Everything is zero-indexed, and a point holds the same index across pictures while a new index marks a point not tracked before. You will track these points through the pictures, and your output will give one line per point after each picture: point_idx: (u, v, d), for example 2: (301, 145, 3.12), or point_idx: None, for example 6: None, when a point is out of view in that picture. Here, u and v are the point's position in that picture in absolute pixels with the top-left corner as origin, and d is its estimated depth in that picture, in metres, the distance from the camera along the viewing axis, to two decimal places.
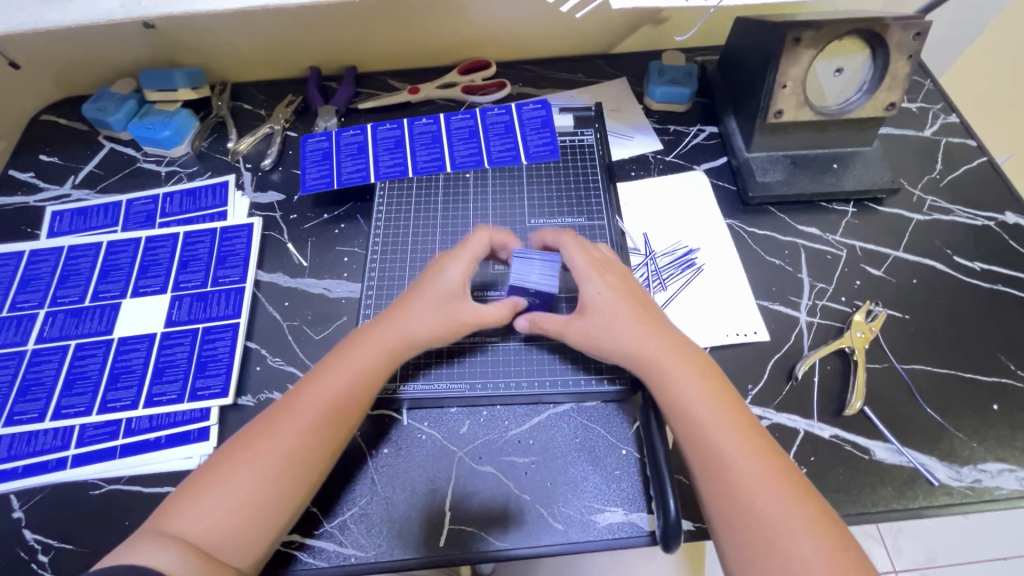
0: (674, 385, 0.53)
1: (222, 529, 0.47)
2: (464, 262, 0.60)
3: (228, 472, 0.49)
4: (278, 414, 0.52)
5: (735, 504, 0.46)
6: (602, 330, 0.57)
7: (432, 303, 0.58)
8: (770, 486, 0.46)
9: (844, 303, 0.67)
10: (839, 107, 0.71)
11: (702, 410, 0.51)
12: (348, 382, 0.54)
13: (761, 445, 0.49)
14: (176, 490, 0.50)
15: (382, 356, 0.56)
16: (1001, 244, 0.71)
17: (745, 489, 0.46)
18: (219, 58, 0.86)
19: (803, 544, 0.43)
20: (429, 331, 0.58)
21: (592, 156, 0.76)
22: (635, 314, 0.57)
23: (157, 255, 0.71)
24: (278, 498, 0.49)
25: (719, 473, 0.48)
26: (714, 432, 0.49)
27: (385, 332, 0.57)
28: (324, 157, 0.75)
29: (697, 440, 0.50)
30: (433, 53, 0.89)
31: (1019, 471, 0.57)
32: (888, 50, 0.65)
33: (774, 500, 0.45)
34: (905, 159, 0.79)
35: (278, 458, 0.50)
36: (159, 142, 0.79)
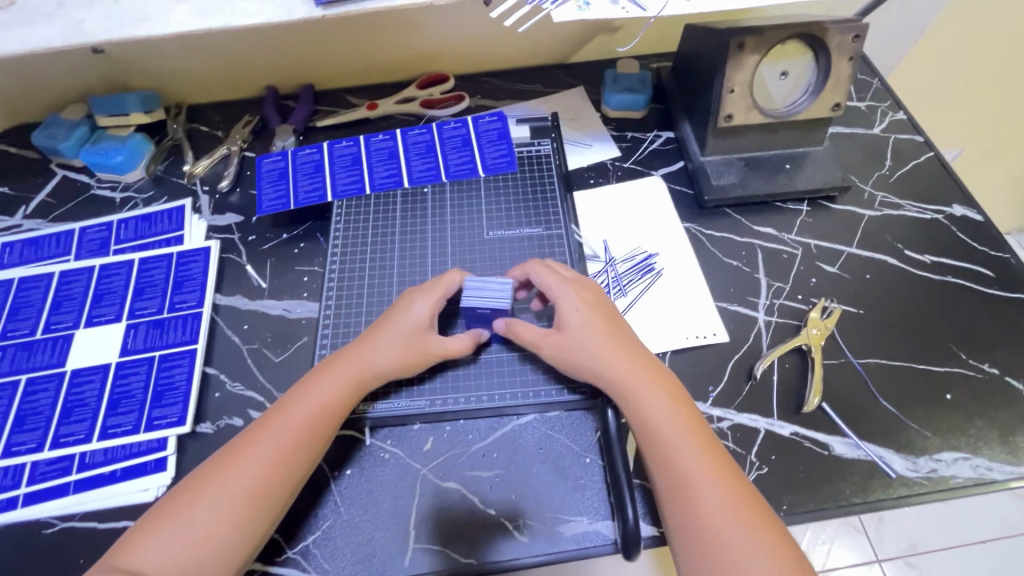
0: (643, 404, 0.53)
1: (181, 563, 0.46)
2: (433, 299, 0.61)
3: (190, 504, 0.48)
4: (245, 443, 0.52)
5: (695, 524, 0.47)
6: (576, 347, 0.57)
7: (402, 338, 0.59)
8: (728, 505, 0.47)
9: (800, 301, 0.68)
10: (787, 110, 0.72)
11: (670, 430, 0.51)
12: (318, 412, 0.54)
13: (723, 464, 0.50)
14: (133, 526, 0.49)
15: (353, 387, 0.56)
16: (949, 236, 0.73)
17: (707, 509, 0.47)
18: (173, 81, 0.85)
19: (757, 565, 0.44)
20: (396, 366, 0.58)
21: (549, 166, 0.77)
22: (604, 334, 0.58)
23: (111, 283, 0.70)
24: (241, 531, 0.48)
25: (682, 493, 0.48)
26: (681, 451, 0.50)
27: (359, 360, 0.57)
28: (280, 177, 0.74)
29: (662, 459, 0.50)
30: (391, 69, 0.89)
31: (972, 459, 0.58)
32: (829, 53, 0.67)
33: (733, 520, 0.46)
34: (856, 157, 0.80)
35: (242, 490, 0.49)
36: (113, 167, 0.78)
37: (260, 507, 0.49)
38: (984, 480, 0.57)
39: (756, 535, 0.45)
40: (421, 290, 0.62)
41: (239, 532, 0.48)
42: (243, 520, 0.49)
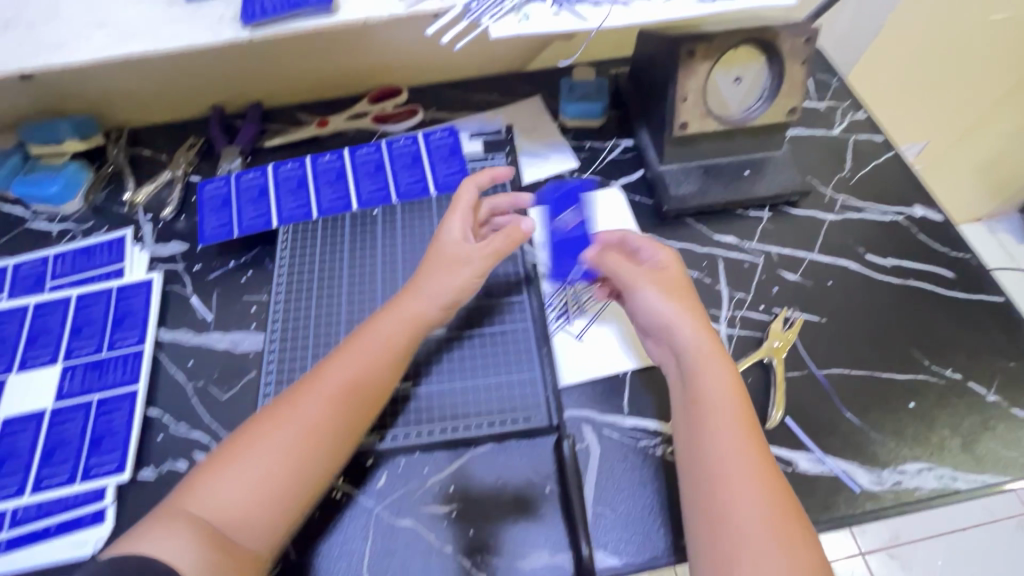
0: (704, 383, 0.51)
1: (242, 510, 0.46)
2: (458, 216, 0.61)
3: (251, 448, 0.48)
4: (300, 389, 0.52)
5: (725, 532, 0.43)
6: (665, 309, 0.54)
7: (447, 262, 0.59)
8: (768, 515, 0.43)
9: (762, 311, 0.67)
10: (742, 116, 0.70)
11: (724, 419, 0.48)
12: (377, 361, 0.54)
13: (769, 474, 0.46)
14: (198, 467, 0.48)
15: (408, 327, 0.57)
16: (910, 238, 0.72)
17: (743, 517, 0.43)
18: (111, 105, 0.81)
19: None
20: (446, 289, 0.58)
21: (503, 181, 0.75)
22: (687, 305, 0.55)
23: (46, 323, 0.67)
24: (300, 479, 0.48)
25: (718, 493, 0.45)
26: (724, 448, 0.47)
27: (412, 303, 0.57)
28: (223, 204, 0.72)
29: (709, 450, 0.47)
30: (342, 84, 0.86)
31: (936, 469, 0.57)
32: (782, 58, 0.66)
33: (765, 536, 0.42)
34: (816, 159, 0.79)
35: (309, 435, 0.49)
36: (48, 198, 0.75)
37: (317, 454, 0.49)
38: (948, 489, 0.56)
39: (788, 560, 0.41)
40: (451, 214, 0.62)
41: (301, 476, 0.48)
42: (303, 472, 0.48)
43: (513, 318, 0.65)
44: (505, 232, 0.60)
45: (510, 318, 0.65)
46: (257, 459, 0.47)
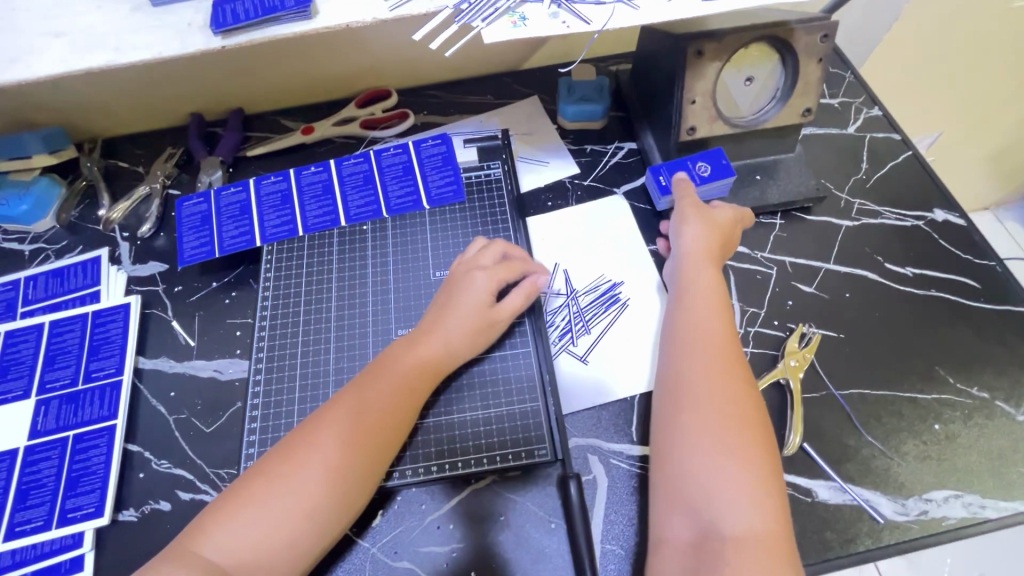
0: (689, 279, 0.58)
1: (250, 557, 0.45)
2: (494, 275, 0.59)
3: (263, 496, 0.47)
4: (313, 427, 0.50)
5: (682, 381, 0.50)
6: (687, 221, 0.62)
7: (471, 318, 0.58)
8: (717, 374, 0.50)
9: (777, 327, 0.63)
10: (753, 118, 0.67)
11: (699, 306, 0.55)
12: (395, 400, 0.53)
13: (731, 355, 0.51)
14: (211, 507, 0.48)
15: (426, 374, 0.55)
16: (931, 245, 0.68)
17: (694, 370, 0.50)
18: (83, 115, 0.77)
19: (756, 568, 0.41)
20: (467, 343, 0.57)
21: (500, 191, 0.71)
22: (715, 234, 0.61)
23: (18, 353, 0.63)
24: (311, 532, 0.47)
25: (680, 352, 0.52)
26: (695, 322, 0.54)
27: (433, 347, 0.56)
28: (202, 222, 0.68)
29: (681, 325, 0.54)
30: (327, 87, 0.81)
31: (964, 496, 0.54)
32: (797, 55, 0.61)
33: (710, 386, 0.49)
34: (830, 161, 0.75)
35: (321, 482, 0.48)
36: (18, 218, 0.70)
37: (326, 508, 0.47)
38: (977, 519, 0.53)
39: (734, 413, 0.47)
40: (484, 266, 0.61)
41: (311, 524, 0.47)
42: (314, 526, 0.47)
43: (512, 342, 0.61)
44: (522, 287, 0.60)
45: (509, 343, 0.61)
46: (266, 511, 0.46)
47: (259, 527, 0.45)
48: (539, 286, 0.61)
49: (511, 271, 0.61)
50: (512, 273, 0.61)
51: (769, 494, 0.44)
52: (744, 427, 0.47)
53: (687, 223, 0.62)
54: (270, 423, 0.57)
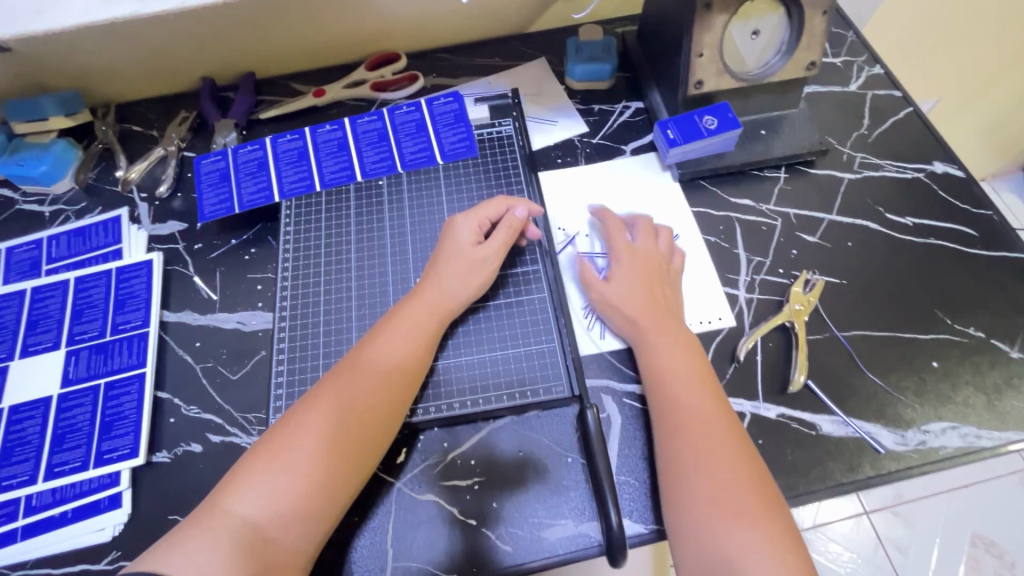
0: (656, 353, 0.55)
1: (279, 514, 0.45)
2: (475, 216, 0.62)
3: (287, 445, 0.48)
4: (325, 390, 0.52)
5: (704, 495, 0.46)
6: (615, 278, 0.60)
7: (460, 259, 0.60)
8: (721, 441, 0.49)
9: (781, 275, 0.65)
10: (759, 72, 0.68)
11: (681, 382, 0.53)
12: (397, 358, 0.54)
13: (732, 438, 0.49)
14: (234, 467, 0.48)
15: (430, 317, 0.57)
16: (930, 196, 0.70)
17: (702, 462, 0.48)
18: (96, 79, 0.77)
19: (749, 539, 0.44)
20: (464, 288, 0.59)
21: (512, 148, 0.72)
22: (649, 280, 0.60)
23: (46, 308, 0.64)
24: (331, 487, 0.48)
25: (681, 442, 0.50)
26: (694, 425, 0.50)
27: (433, 293, 0.58)
28: (221, 179, 0.69)
29: (670, 404, 0.52)
30: (336, 50, 0.82)
31: (960, 428, 0.57)
32: (803, 8, 0.63)
33: (724, 462, 0.48)
34: (833, 117, 0.77)
35: (334, 439, 0.49)
36: (37, 179, 0.72)
37: (340, 467, 0.49)
38: (972, 447, 0.56)
39: (746, 476, 0.47)
40: (465, 213, 0.63)
41: (329, 483, 0.48)
42: (343, 472, 0.49)
43: (527, 288, 0.63)
44: (504, 222, 0.62)
45: (525, 288, 0.63)
46: (292, 459, 0.47)
47: (268, 491, 0.46)
48: (523, 221, 0.63)
49: (495, 215, 0.63)
50: (495, 213, 0.63)
51: (794, 544, 0.44)
52: (764, 509, 0.45)
53: (616, 279, 0.60)
54: (297, 367, 0.59)
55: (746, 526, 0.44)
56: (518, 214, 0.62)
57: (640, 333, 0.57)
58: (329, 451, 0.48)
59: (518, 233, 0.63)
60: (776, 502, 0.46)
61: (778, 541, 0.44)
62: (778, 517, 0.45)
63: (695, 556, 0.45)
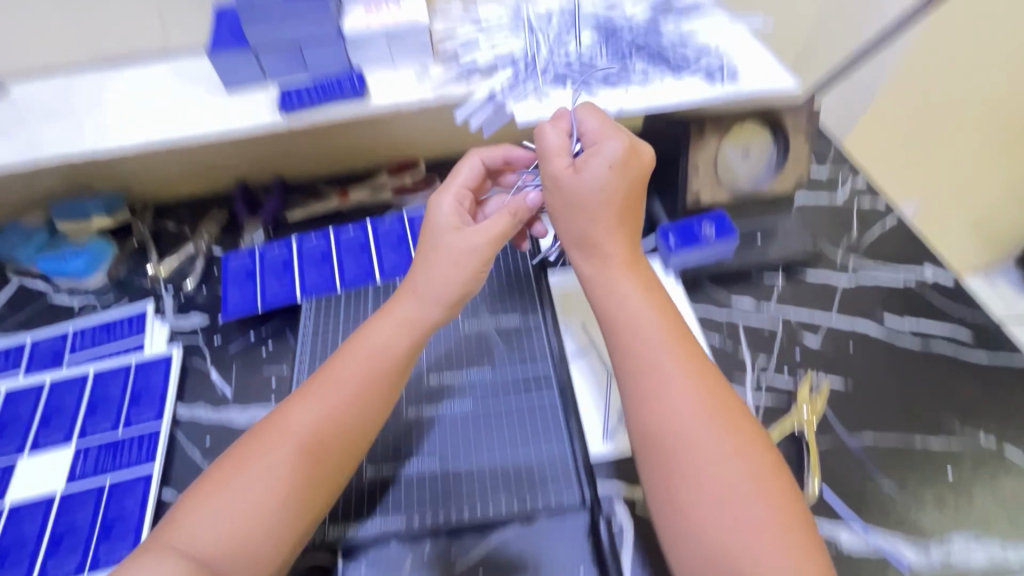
0: (620, 300, 0.51)
1: (228, 544, 0.43)
2: (453, 193, 0.58)
3: (235, 473, 0.46)
4: (276, 417, 0.49)
5: (700, 498, 0.43)
6: (583, 171, 0.51)
7: (447, 249, 0.55)
8: (718, 437, 0.44)
9: (787, 377, 0.67)
10: (753, 185, 0.74)
11: (650, 351, 0.48)
12: (356, 373, 0.51)
13: (734, 436, 0.45)
14: (183, 497, 0.46)
15: (391, 321, 0.54)
16: (924, 300, 0.73)
17: (693, 461, 0.44)
18: (139, 182, 0.84)
19: (758, 546, 0.40)
20: (442, 287, 0.54)
21: (522, 252, 0.77)
22: (621, 182, 0.51)
23: (62, 401, 0.66)
24: (283, 512, 0.46)
25: (668, 445, 0.45)
26: (680, 419, 0.45)
27: (406, 303, 0.55)
28: (247, 277, 0.73)
29: (641, 375, 0.48)
30: (361, 159, 0.89)
31: (985, 540, 0.55)
32: (786, 132, 0.71)
33: (720, 457, 0.44)
34: (824, 225, 0.82)
35: (281, 462, 0.46)
36: (71, 273, 0.75)
37: (294, 494, 0.46)
38: (1000, 562, 0.54)
39: (739, 457, 0.44)
40: (443, 189, 0.59)
41: (281, 509, 0.46)
42: (298, 492, 0.46)
43: (537, 387, 0.64)
44: (504, 208, 0.57)
45: (535, 388, 0.64)
46: (237, 489, 0.45)
47: (219, 517, 0.44)
48: (529, 207, 0.59)
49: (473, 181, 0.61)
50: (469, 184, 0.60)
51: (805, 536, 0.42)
52: (773, 509, 0.42)
53: (587, 172, 0.51)
54: None
55: (748, 513, 0.42)
56: (527, 200, 0.59)
57: (600, 268, 0.52)
58: (281, 473, 0.46)
59: (519, 220, 0.58)
60: (785, 495, 0.43)
61: (788, 538, 0.41)
62: (785, 505, 0.43)
63: (687, 555, 0.42)
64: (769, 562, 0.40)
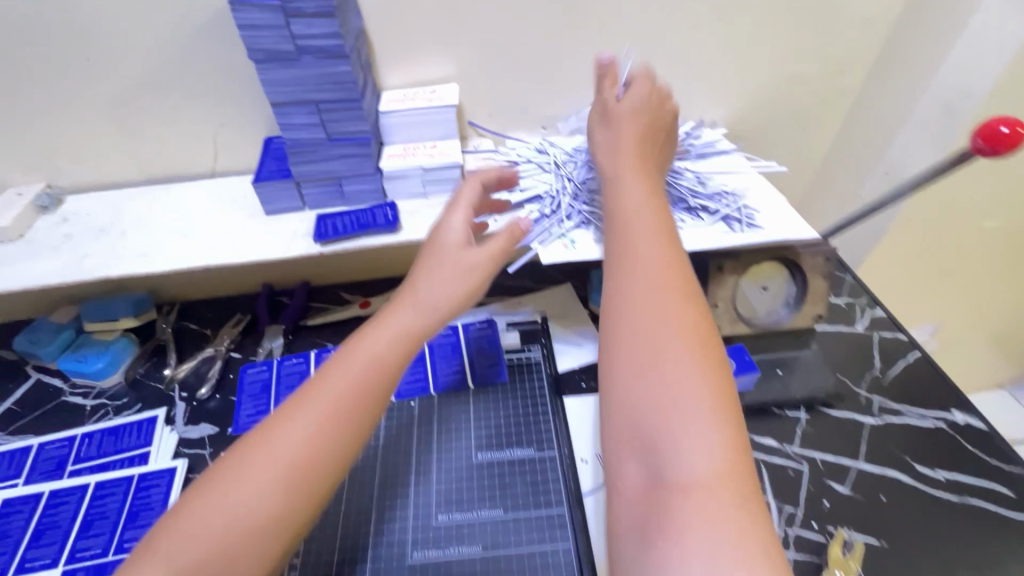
0: (622, 193, 0.54)
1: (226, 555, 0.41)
2: (463, 213, 0.57)
3: (248, 469, 0.44)
4: (293, 404, 0.47)
5: (643, 373, 0.42)
6: (614, 116, 0.60)
7: (451, 261, 0.54)
8: (680, 318, 0.44)
9: (816, 530, 0.63)
10: (772, 321, 0.75)
11: (633, 236, 0.50)
12: (378, 355, 0.50)
13: (694, 320, 0.45)
14: (185, 499, 0.44)
15: (404, 324, 0.52)
16: (957, 448, 0.70)
17: (649, 327, 0.44)
18: (170, 283, 0.87)
19: (686, 420, 0.39)
20: (448, 298, 0.53)
21: (539, 374, 0.76)
22: (647, 136, 0.59)
23: (57, 516, 0.63)
24: (287, 500, 0.43)
25: (628, 314, 0.45)
26: (645, 296, 0.46)
27: (404, 312, 0.52)
28: (262, 390, 0.73)
29: (623, 254, 0.49)
30: (385, 267, 0.92)
31: None
32: (805, 272, 0.71)
33: (674, 330, 0.44)
34: (846, 357, 0.80)
35: (288, 459, 0.44)
36: (88, 374, 0.76)
37: (310, 486, 0.44)
38: None
39: (693, 342, 0.43)
40: (452, 206, 0.58)
41: (284, 497, 0.43)
42: (300, 484, 0.44)
43: (551, 534, 0.60)
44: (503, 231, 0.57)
45: (550, 535, 0.60)
46: (241, 496, 0.43)
47: (254, 493, 0.43)
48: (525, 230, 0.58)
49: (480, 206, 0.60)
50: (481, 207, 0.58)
51: (744, 449, 0.39)
52: (712, 392, 0.41)
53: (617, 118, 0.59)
54: None
55: (683, 390, 0.40)
56: (522, 223, 0.58)
57: (611, 170, 0.57)
58: (288, 476, 0.44)
59: (518, 241, 0.57)
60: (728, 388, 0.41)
61: (716, 423, 0.39)
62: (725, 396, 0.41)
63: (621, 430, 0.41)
64: (690, 433, 0.39)
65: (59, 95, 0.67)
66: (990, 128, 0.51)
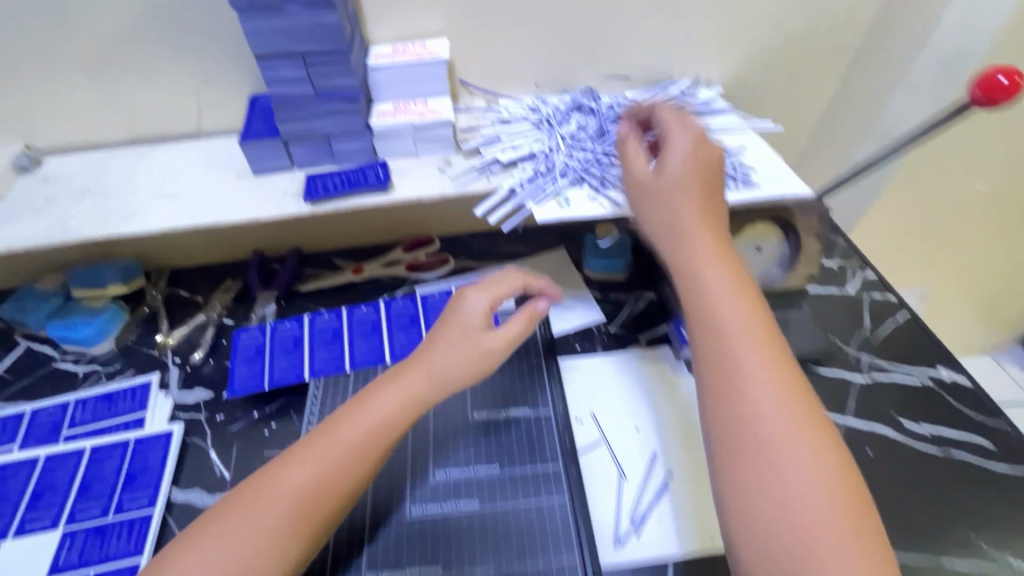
0: (693, 250, 0.54)
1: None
2: (487, 293, 0.60)
3: (249, 500, 0.47)
4: (302, 448, 0.50)
5: (754, 452, 0.43)
6: (664, 160, 0.58)
7: (465, 336, 0.57)
8: (766, 370, 0.46)
9: None
10: (764, 282, 0.75)
11: (713, 297, 0.50)
12: (385, 415, 0.52)
13: (787, 382, 0.46)
14: (194, 523, 0.47)
15: (417, 382, 0.55)
16: (941, 403, 0.72)
17: (746, 403, 0.45)
18: (157, 249, 0.86)
19: (801, 488, 0.41)
20: (457, 371, 0.55)
21: (533, 336, 0.76)
22: (699, 176, 0.57)
23: (55, 480, 0.63)
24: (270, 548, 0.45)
25: (725, 384, 0.46)
26: (740, 354, 0.47)
27: (417, 371, 0.55)
28: (256, 354, 0.73)
29: (706, 317, 0.50)
30: (377, 232, 0.91)
31: None
32: (799, 233, 0.72)
33: (773, 397, 0.45)
34: (836, 318, 0.82)
35: (286, 500, 0.47)
36: (78, 341, 0.75)
37: (284, 538, 0.46)
38: None
39: (792, 411, 0.44)
40: (477, 288, 0.61)
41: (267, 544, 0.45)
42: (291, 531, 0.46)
43: (546, 489, 0.61)
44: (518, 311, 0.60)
45: (544, 491, 0.61)
46: (243, 526, 0.46)
47: (257, 526, 0.46)
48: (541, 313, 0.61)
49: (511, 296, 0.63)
50: (506, 291, 0.61)
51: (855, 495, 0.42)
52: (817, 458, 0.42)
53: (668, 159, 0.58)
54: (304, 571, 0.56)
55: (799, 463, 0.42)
56: (540, 308, 0.61)
57: (676, 217, 0.55)
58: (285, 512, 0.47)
59: (531, 324, 0.60)
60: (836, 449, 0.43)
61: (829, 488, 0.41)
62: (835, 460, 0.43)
63: (750, 524, 0.41)
64: (818, 517, 0.40)
65: (34, 51, 0.64)
66: (989, 78, 0.50)
